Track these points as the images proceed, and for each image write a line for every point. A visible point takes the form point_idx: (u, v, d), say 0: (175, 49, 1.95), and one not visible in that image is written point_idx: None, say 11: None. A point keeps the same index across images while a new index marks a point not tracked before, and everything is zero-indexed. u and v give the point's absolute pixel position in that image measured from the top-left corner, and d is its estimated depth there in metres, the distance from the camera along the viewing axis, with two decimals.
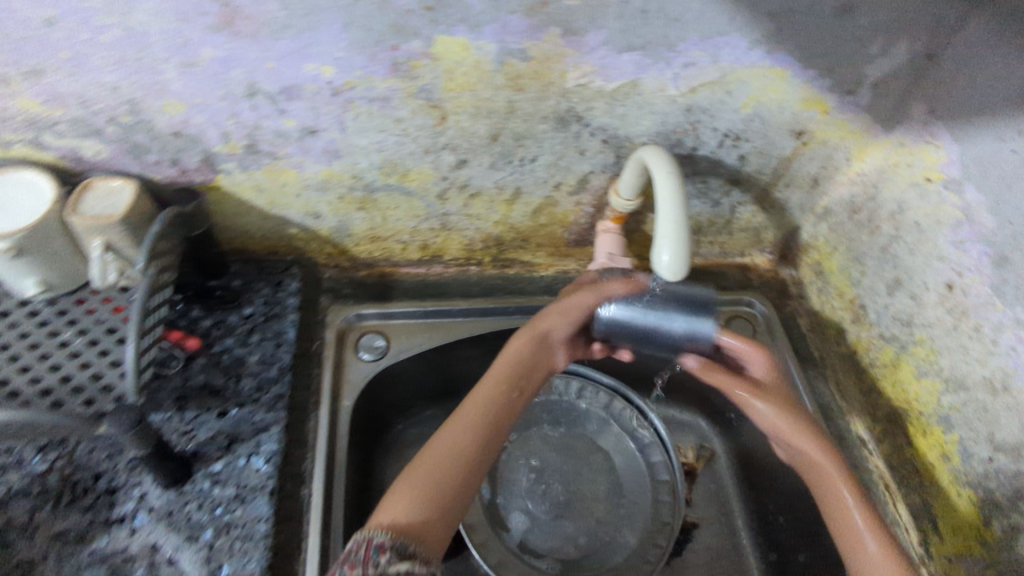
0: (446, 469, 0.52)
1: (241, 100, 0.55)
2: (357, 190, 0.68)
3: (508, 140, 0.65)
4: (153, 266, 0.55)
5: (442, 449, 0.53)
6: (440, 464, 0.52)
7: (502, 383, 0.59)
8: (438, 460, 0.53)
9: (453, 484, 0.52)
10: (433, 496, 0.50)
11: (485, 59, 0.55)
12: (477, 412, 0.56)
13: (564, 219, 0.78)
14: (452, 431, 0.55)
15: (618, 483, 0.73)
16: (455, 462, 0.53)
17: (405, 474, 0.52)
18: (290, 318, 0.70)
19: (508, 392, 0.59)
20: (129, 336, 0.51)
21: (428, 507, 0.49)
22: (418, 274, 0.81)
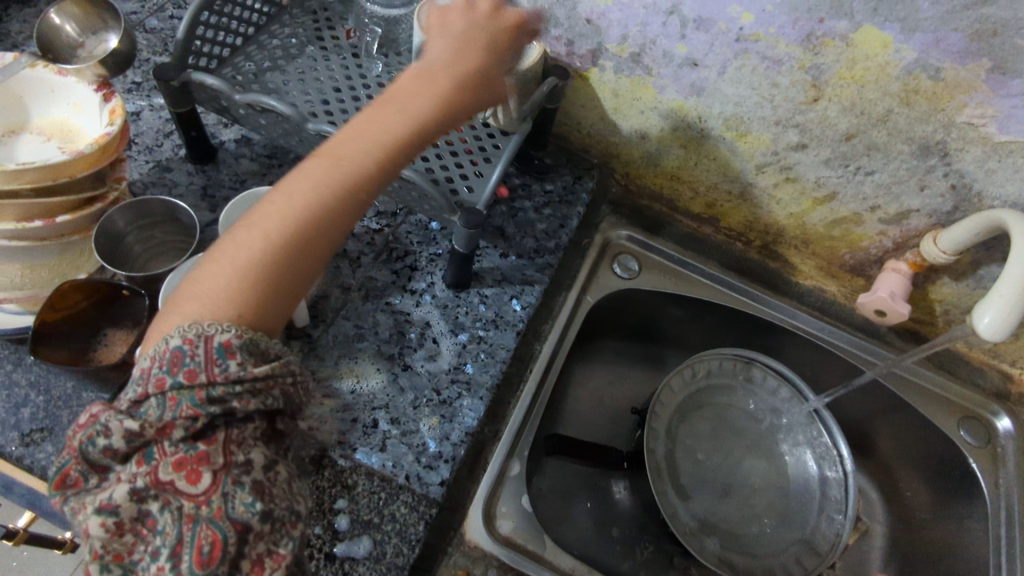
0: (294, 204, 0.40)
1: (659, 14, 0.62)
2: (693, 130, 0.72)
3: (860, 144, 0.65)
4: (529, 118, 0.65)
5: (295, 193, 0.41)
6: (298, 204, 0.40)
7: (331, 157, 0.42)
8: (303, 202, 0.40)
9: (317, 222, 0.41)
10: (280, 238, 0.40)
11: (895, 63, 0.56)
12: (352, 144, 0.43)
13: (855, 241, 0.75)
14: (290, 187, 0.41)
15: (786, 493, 0.74)
16: (326, 177, 0.41)
17: (230, 235, 0.40)
18: (579, 208, 0.78)
19: (343, 167, 0.42)
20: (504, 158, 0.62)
21: (281, 241, 0.39)
22: (690, 226, 0.84)
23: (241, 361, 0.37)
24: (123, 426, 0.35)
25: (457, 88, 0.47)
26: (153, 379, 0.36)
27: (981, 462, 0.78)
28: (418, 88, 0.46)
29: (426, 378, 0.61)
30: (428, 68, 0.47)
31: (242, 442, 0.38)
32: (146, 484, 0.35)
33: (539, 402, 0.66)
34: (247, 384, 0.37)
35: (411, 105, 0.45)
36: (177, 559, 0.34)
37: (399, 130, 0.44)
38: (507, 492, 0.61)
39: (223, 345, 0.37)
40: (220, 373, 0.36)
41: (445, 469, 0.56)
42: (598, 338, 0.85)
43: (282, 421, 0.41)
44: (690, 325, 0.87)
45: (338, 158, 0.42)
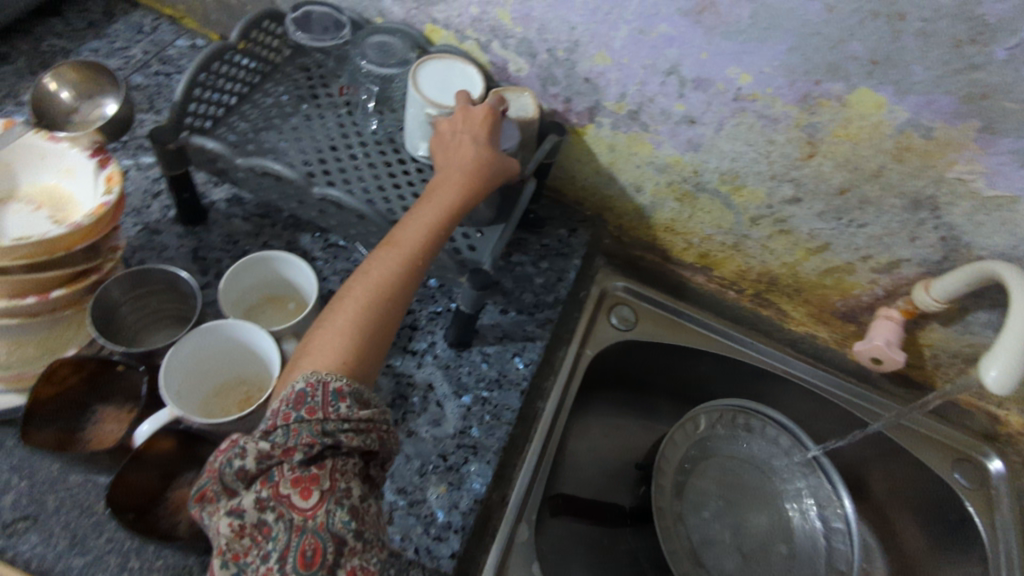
0: (376, 287, 0.49)
1: (658, 75, 0.64)
2: (688, 183, 0.73)
3: (852, 199, 0.66)
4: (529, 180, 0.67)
5: (375, 278, 0.50)
6: (380, 287, 0.49)
7: (394, 248, 0.51)
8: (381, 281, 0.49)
9: (390, 289, 0.49)
10: (371, 314, 0.48)
11: (888, 122, 0.58)
12: (407, 228, 0.53)
13: (848, 290, 0.76)
14: (366, 270, 0.50)
15: (792, 547, 0.72)
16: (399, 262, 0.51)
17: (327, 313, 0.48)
18: (576, 261, 0.77)
19: (405, 244, 0.51)
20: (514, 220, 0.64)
21: (371, 313, 0.48)
22: (683, 275, 0.84)
23: (349, 404, 0.42)
24: (256, 448, 0.39)
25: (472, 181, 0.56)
26: (280, 413, 0.41)
27: (978, 506, 0.78)
28: (450, 185, 0.56)
29: (431, 443, 0.58)
30: (449, 169, 0.57)
31: (344, 471, 0.41)
32: (268, 495, 0.39)
33: (545, 464, 0.64)
34: (352, 424, 0.41)
35: (444, 199, 0.55)
36: (284, 562, 0.37)
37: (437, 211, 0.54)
38: (517, 560, 0.58)
39: (337, 390, 0.42)
40: (333, 413, 0.41)
41: (456, 540, 0.53)
42: (595, 389, 0.83)
43: (375, 467, 0.44)
44: (685, 375, 0.86)
45: (398, 245, 0.52)
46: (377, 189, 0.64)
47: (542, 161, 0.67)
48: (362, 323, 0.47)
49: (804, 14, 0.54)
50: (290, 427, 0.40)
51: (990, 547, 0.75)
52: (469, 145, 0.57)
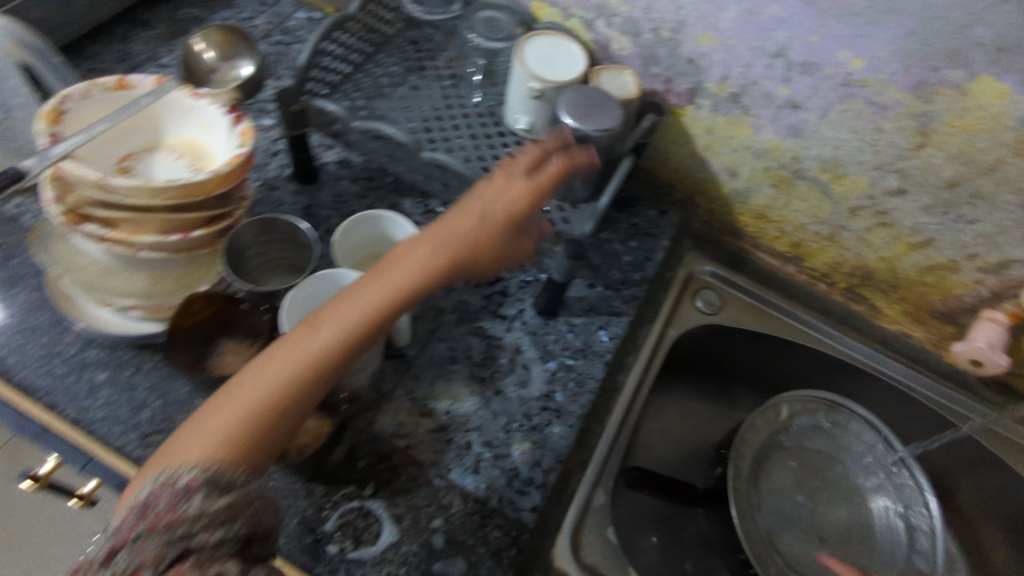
0: (283, 367, 0.42)
1: (765, 57, 0.63)
2: (786, 170, 0.72)
3: (963, 193, 0.63)
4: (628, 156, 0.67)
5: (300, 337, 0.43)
6: (304, 356, 0.42)
7: (330, 322, 0.44)
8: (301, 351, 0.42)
9: (299, 383, 0.42)
10: (252, 409, 0.40)
11: (1011, 113, 0.55)
12: (337, 308, 0.44)
13: (949, 289, 0.72)
14: (298, 331, 0.44)
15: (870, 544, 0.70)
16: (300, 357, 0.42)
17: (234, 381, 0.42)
18: (664, 242, 0.77)
19: (344, 309, 0.44)
20: (609, 193, 0.63)
21: (266, 400, 0.41)
22: (773, 264, 0.83)
23: (201, 498, 0.36)
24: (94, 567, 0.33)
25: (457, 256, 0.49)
26: (122, 529, 0.35)
27: None
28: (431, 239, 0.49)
29: (517, 403, 0.60)
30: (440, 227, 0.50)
31: (207, 555, 0.35)
32: None
33: (623, 436, 0.66)
34: (213, 513, 0.36)
35: (420, 255, 0.48)
36: None
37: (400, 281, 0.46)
38: (593, 522, 0.60)
39: (183, 487, 0.36)
40: (181, 514, 0.35)
41: (536, 496, 0.55)
42: (674, 371, 0.83)
43: (258, 544, 0.39)
44: (763, 366, 0.85)
45: (314, 327, 0.43)
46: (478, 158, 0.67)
47: (642, 136, 0.66)
48: (271, 401, 0.40)
49: None
50: (131, 545, 0.34)
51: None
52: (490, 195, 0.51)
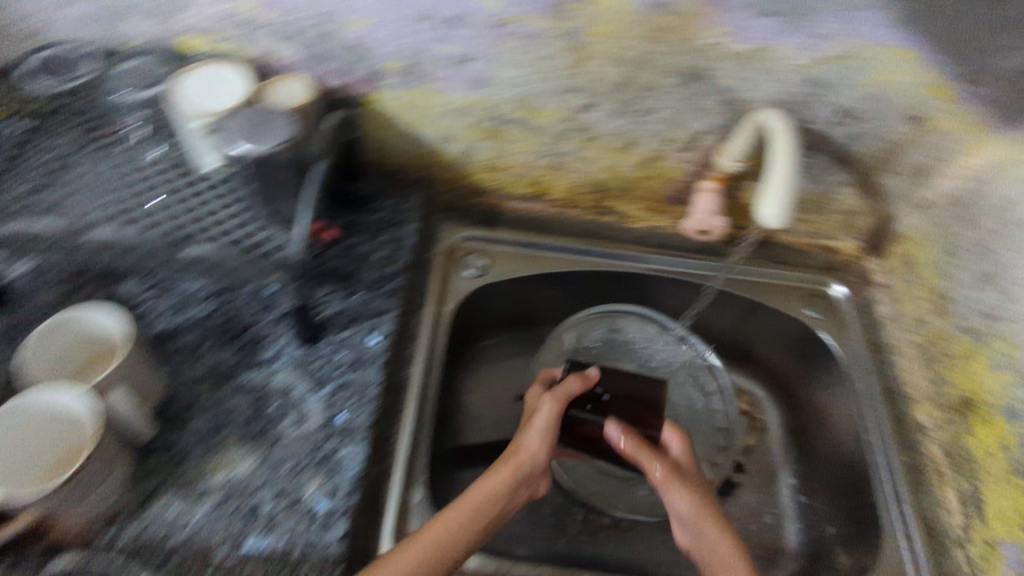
0: (449, 534, 0.55)
1: (418, 23, 0.62)
2: (490, 120, 0.74)
3: (633, 90, 0.70)
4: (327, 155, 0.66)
5: (443, 519, 0.55)
6: (496, 489, 0.60)
7: (456, 510, 0.56)
8: (493, 489, 0.60)
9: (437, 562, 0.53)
10: (442, 560, 0.53)
11: (633, 4, 0.60)
12: (471, 492, 0.59)
13: (666, 174, 0.83)
14: (429, 533, 0.54)
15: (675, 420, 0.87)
16: (472, 518, 0.57)
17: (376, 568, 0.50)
18: (410, 229, 0.81)
19: (464, 502, 0.58)
20: (308, 196, 0.61)
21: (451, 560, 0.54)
22: (525, 208, 0.90)
23: None
24: None
25: (516, 471, 0.62)
26: None
27: (833, 332, 0.89)
28: (533, 433, 0.65)
29: (298, 443, 0.59)
30: (527, 452, 0.64)
31: None
32: None
33: (427, 423, 0.68)
34: None
35: (494, 478, 0.61)
36: None
37: (499, 482, 0.61)
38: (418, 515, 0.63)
39: None
40: None
41: (343, 523, 0.54)
42: (471, 342, 0.90)
43: None
44: (552, 302, 0.93)
45: (455, 513, 0.57)
46: (198, 219, 0.67)
47: (330, 135, 0.65)
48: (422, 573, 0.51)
49: None
50: None
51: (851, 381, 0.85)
52: (575, 407, 0.68)
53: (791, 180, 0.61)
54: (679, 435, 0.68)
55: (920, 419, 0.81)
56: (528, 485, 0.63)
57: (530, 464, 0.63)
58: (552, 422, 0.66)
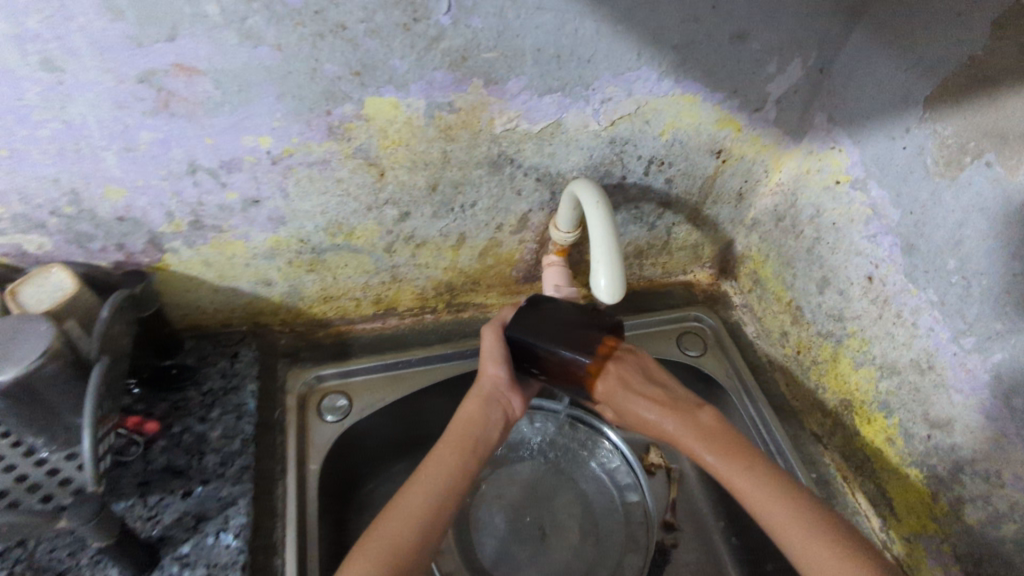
0: (445, 475, 0.61)
1: (183, 178, 0.55)
2: (305, 254, 0.69)
3: (447, 189, 0.67)
4: (106, 351, 0.55)
5: (421, 480, 0.60)
6: (457, 442, 0.64)
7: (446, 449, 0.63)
8: (453, 450, 0.63)
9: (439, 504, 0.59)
10: (428, 504, 0.58)
11: (415, 115, 0.58)
12: (454, 426, 0.66)
13: (509, 258, 0.81)
14: (428, 471, 0.61)
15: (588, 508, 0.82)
16: (462, 458, 0.63)
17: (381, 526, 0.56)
18: (248, 389, 0.72)
19: (450, 442, 0.64)
20: (86, 425, 0.50)
21: (447, 507, 0.59)
22: (374, 328, 0.84)
23: None
24: None
25: (484, 400, 0.68)
26: None
27: (713, 365, 0.91)
28: (493, 363, 0.69)
29: None
30: (485, 376, 0.69)
31: None
32: None
33: None
34: None
35: (468, 411, 0.67)
36: None
37: (466, 423, 0.66)
38: None
39: None
40: None
41: None
42: (356, 486, 0.80)
43: None
44: (434, 413, 0.85)
45: (437, 466, 0.61)
46: None
47: (102, 332, 0.54)
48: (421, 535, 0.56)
49: (262, 62, 0.49)
50: None
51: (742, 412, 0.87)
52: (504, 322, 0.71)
53: (610, 247, 0.60)
54: (633, 342, 0.75)
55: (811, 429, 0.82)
56: (495, 407, 0.68)
57: (496, 356, 0.69)
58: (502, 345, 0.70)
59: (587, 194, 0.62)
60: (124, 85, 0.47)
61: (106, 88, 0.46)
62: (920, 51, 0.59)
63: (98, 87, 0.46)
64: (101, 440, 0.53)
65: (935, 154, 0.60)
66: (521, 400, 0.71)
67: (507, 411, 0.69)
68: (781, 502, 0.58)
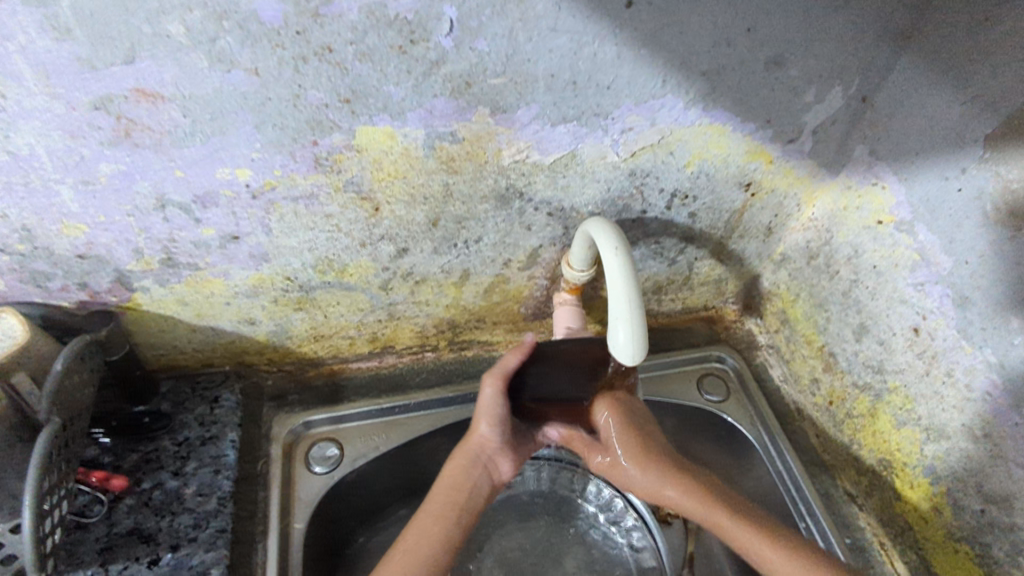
0: (427, 551, 0.57)
1: (151, 213, 0.50)
2: (292, 292, 0.62)
3: (449, 224, 0.60)
4: (57, 411, 0.50)
5: (401, 553, 0.57)
6: (437, 515, 0.60)
7: (434, 510, 0.60)
8: (434, 517, 0.60)
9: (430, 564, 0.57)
10: (420, 565, 0.56)
11: (413, 146, 0.51)
12: (442, 484, 0.62)
13: (518, 295, 0.73)
14: (415, 534, 0.59)
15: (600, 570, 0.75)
16: (447, 519, 0.60)
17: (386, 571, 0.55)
18: (228, 439, 0.67)
19: (439, 504, 0.61)
20: (29, 486, 0.45)
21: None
22: (370, 367, 0.77)
23: None
24: None
25: (471, 464, 0.63)
26: None
27: (735, 414, 0.82)
28: (486, 421, 0.64)
29: None
30: (474, 434, 0.64)
31: None
32: None
33: None
34: None
35: (453, 477, 0.63)
36: None
37: (454, 488, 0.62)
38: None
39: None
40: None
41: None
42: (346, 541, 0.73)
43: None
44: (434, 461, 0.78)
45: (433, 522, 0.60)
46: None
47: (52, 391, 0.49)
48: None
49: (236, 88, 0.43)
50: None
51: (771, 465, 0.77)
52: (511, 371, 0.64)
53: (634, 302, 0.54)
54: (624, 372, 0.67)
55: (845, 488, 0.74)
56: (481, 470, 0.64)
57: (494, 414, 0.63)
58: (501, 403, 0.63)
59: (606, 240, 0.56)
60: (77, 113, 0.41)
61: (57, 116, 0.41)
62: (978, 85, 0.52)
63: (46, 114, 0.41)
64: (52, 504, 0.48)
65: (995, 199, 0.53)
66: (510, 464, 0.66)
67: (495, 475, 0.65)
68: (760, 533, 0.60)
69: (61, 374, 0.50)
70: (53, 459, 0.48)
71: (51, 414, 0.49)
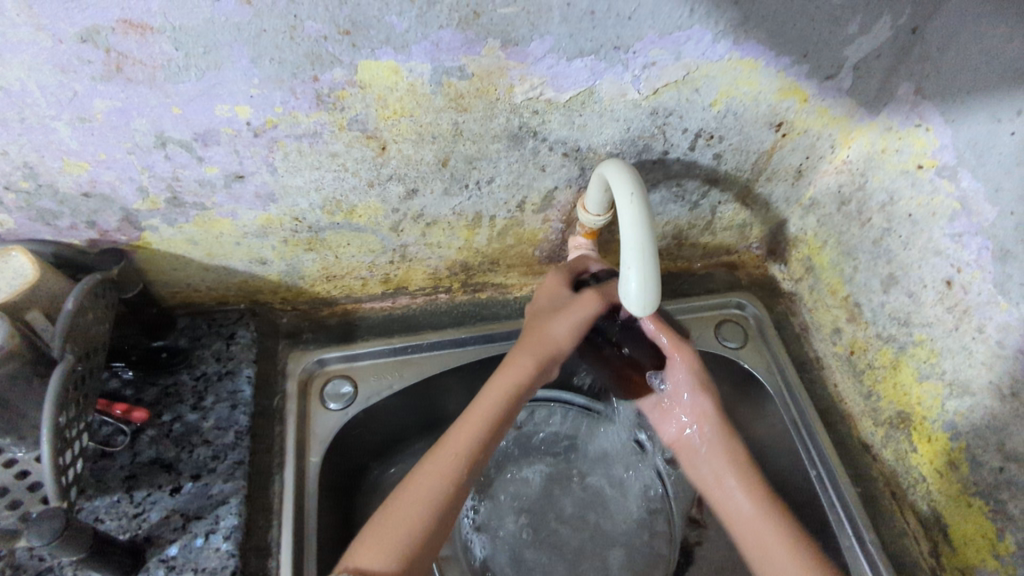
0: (478, 448, 0.58)
1: (153, 151, 0.49)
2: (302, 232, 0.61)
3: (459, 164, 0.58)
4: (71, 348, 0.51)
5: (447, 455, 0.57)
6: (497, 408, 0.61)
7: (496, 405, 0.61)
8: (493, 413, 0.60)
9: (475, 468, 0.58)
10: (469, 463, 0.58)
11: (418, 82, 0.49)
12: (515, 369, 0.63)
13: (532, 238, 0.71)
14: (478, 424, 0.60)
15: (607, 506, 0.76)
16: (502, 420, 0.61)
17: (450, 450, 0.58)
18: (245, 375, 0.67)
19: (505, 399, 0.61)
20: (45, 414, 0.46)
21: (461, 496, 0.57)
22: (384, 307, 0.77)
23: None
24: None
25: (543, 357, 0.63)
26: None
27: (752, 360, 0.80)
28: (568, 322, 0.64)
29: None
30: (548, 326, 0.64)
31: None
32: None
33: None
34: None
35: (523, 368, 0.63)
36: None
37: (519, 380, 0.62)
38: None
39: None
40: None
41: None
42: (361, 474, 0.75)
43: None
44: (448, 399, 0.78)
45: (496, 415, 0.60)
46: None
47: (63, 329, 0.49)
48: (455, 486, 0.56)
49: (229, 19, 0.41)
50: None
51: (784, 415, 0.76)
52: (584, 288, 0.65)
53: (647, 252, 0.52)
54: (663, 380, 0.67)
55: (860, 439, 0.73)
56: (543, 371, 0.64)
57: (578, 321, 0.63)
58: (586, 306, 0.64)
59: (622, 184, 0.53)
60: (65, 45, 0.40)
61: (45, 49, 0.40)
62: None
63: (33, 47, 0.40)
64: (72, 435, 0.50)
65: None
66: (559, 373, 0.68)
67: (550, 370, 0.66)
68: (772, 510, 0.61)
69: (72, 312, 0.50)
70: (70, 395, 0.49)
71: (63, 351, 0.49)
